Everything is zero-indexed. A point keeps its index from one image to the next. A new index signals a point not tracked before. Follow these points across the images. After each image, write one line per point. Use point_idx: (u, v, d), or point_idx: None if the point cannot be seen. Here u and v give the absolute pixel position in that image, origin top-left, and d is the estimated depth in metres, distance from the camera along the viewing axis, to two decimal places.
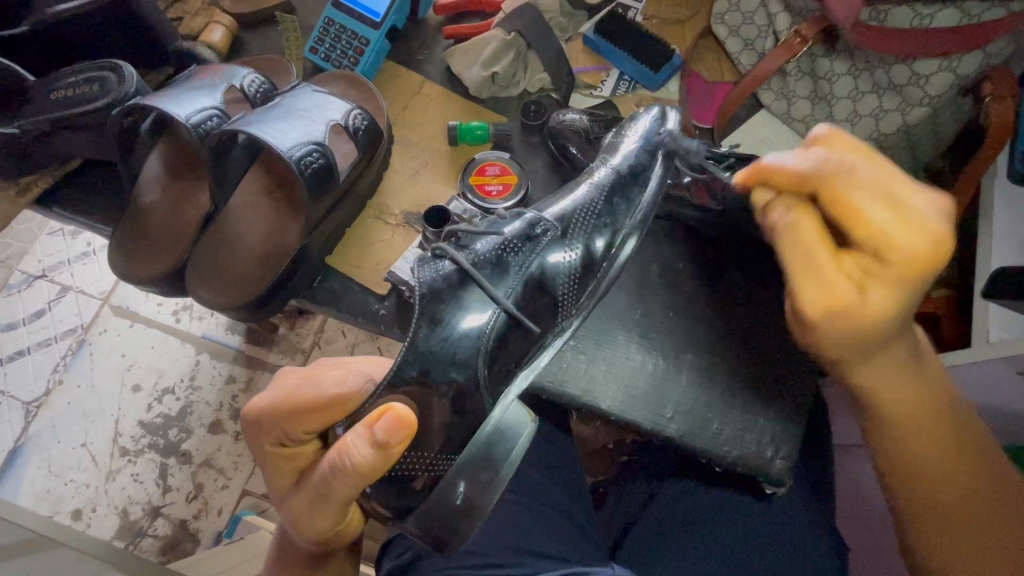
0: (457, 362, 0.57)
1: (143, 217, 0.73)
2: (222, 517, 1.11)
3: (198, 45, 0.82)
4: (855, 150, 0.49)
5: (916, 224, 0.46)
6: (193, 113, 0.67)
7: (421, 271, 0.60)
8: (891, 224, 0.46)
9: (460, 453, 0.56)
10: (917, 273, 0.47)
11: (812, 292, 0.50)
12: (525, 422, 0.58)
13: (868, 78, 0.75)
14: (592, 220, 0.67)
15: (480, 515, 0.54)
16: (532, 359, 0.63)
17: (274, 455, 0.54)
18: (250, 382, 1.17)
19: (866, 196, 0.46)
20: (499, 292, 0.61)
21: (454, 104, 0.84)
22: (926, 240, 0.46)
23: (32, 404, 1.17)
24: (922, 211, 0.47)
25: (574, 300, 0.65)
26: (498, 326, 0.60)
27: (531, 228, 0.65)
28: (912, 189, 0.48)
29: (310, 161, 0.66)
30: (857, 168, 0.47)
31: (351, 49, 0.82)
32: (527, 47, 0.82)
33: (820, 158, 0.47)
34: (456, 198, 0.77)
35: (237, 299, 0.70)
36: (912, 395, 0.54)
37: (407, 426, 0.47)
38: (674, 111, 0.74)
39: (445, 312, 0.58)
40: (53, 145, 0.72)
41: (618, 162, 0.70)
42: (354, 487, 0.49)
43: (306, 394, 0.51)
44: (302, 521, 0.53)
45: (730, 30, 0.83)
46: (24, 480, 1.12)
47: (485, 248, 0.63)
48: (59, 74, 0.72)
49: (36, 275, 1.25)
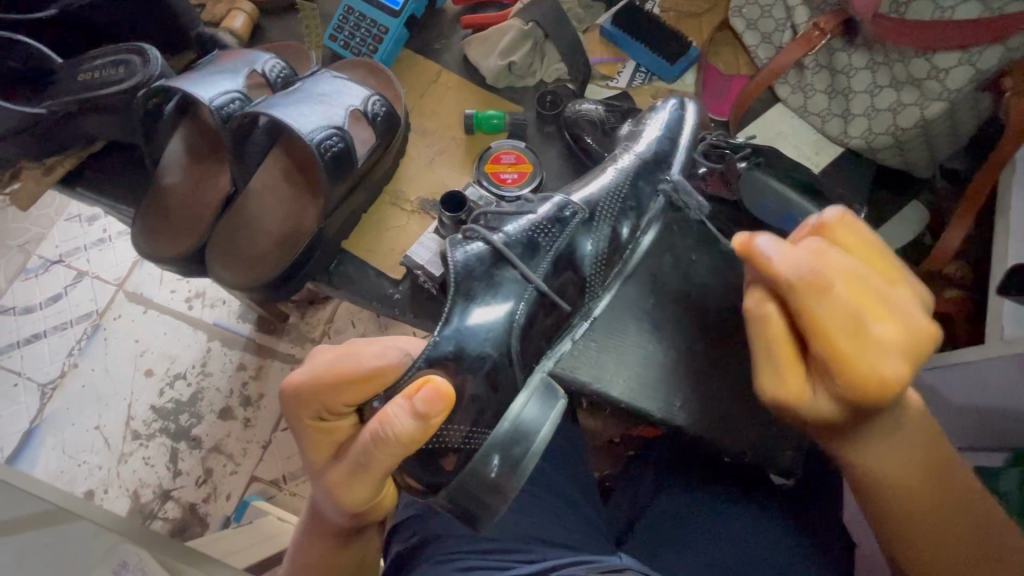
0: (489, 338, 0.60)
1: (165, 198, 0.74)
2: (230, 502, 1.12)
3: (220, 32, 0.83)
4: (854, 265, 0.47)
5: (877, 358, 0.45)
6: (217, 96, 0.68)
7: (455, 252, 0.63)
8: (850, 350, 0.45)
9: (493, 429, 0.57)
10: (858, 399, 0.45)
11: (766, 374, 0.50)
12: (556, 395, 0.60)
13: (886, 72, 0.75)
14: (618, 205, 0.72)
15: (508, 493, 0.55)
16: (558, 344, 0.68)
17: (312, 428, 0.54)
18: (260, 370, 1.19)
19: (836, 313, 0.45)
20: (530, 271, 0.65)
21: (471, 93, 0.84)
22: (882, 376, 0.44)
23: (47, 386, 1.19)
24: (890, 347, 0.45)
25: (602, 280, 0.71)
26: (529, 302, 0.64)
27: (561, 211, 0.69)
28: (894, 316, 0.46)
29: (330, 145, 0.67)
30: (838, 289, 0.46)
31: (370, 38, 0.83)
32: (544, 38, 0.82)
33: (806, 270, 0.46)
34: (473, 185, 0.76)
35: (257, 280, 0.71)
36: (916, 464, 0.49)
37: (445, 399, 0.49)
38: (693, 103, 0.78)
39: (477, 291, 0.62)
40: (76, 127, 0.73)
41: (642, 149, 0.74)
42: (395, 457, 0.50)
43: (343, 370, 0.51)
44: (339, 493, 0.53)
45: (748, 23, 0.83)
46: (38, 460, 1.15)
47: (514, 231, 0.67)
48: (90, 59, 0.74)
49: (53, 260, 1.28)
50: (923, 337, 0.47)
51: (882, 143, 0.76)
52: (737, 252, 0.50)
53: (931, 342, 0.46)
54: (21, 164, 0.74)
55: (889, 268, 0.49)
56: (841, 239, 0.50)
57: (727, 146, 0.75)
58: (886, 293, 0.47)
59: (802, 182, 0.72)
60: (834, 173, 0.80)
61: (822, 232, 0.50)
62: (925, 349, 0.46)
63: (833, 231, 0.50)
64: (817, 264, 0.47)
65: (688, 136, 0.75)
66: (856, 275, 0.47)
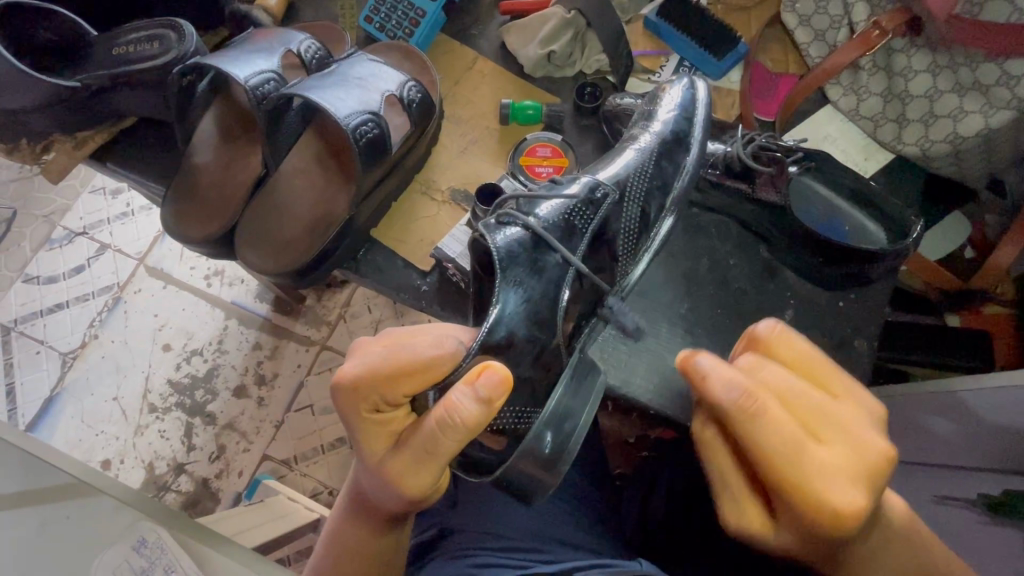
0: (529, 323, 0.56)
1: (195, 176, 0.73)
2: (242, 479, 1.13)
3: (254, 8, 0.81)
4: (788, 382, 0.45)
5: (822, 485, 0.41)
6: (252, 76, 0.67)
7: (495, 236, 0.58)
8: (795, 477, 0.42)
9: (544, 406, 0.57)
10: (816, 529, 0.43)
11: (725, 501, 0.49)
12: (595, 371, 0.61)
13: (950, 76, 0.71)
14: (646, 183, 0.67)
15: (562, 468, 0.55)
16: (595, 327, 0.65)
17: (368, 421, 0.52)
18: (275, 350, 1.19)
19: (777, 437, 0.42)
20: (569, 253, 0.62)
21: (507, 82, 0.82)
22: (832, 502, 0.41)
23: (68, 355, 1.20)
24: (837, 469, 0.42)
25: (633, 255, 0.66)
26: (570, 285, 0.61)
27: (591, 192, 0.64)
28: (837, 435, 0.44)
29: (365, 131, 0.65)
30: (771, 412, 0.42)
31: (407, 20, 0.81)
32: (586, 27, 0.80)
33: (737, 391, 0.43)
34: (508, 178, 0.74)
35: (287, 263, 0.70)
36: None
37: (505, 383, 0.47)
38: (702, 80, 0.74)
39: (521, 276, 0.58)
40: (109, 102, 0.72)
41: (661, 128, 0.69)
42: (460, 442, 0.48)
43: (399, 360, 0.49)
44: (402, 483, 0.51)
45: (801, 19, 0.80)
46: (58, 427, 1.16)
47: (549, 214, 0.63)
48: (124, 32, 0.73)
49: (77, 231, 1.28)
50: (873, 455, 0.43)
51: (939, 151, 0.73)
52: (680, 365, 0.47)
53: (886, 463, 0.43)
54: (53, 136, 0.73)
55: (832, 381, 0.46)
56: (775, 353, 0.47)
57: (778, 147, 0.69)
58: (826, 410, 0.44)
59: (854, 186, 0.68)
60: (884, 182, 0.77)
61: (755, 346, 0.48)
62: (876, 466, 0.43)
63: (767, 346, 0.47)
64: (746, 383, 0.43)
65: (702, 114, 0.71)
66: (789, 395, 0.44)
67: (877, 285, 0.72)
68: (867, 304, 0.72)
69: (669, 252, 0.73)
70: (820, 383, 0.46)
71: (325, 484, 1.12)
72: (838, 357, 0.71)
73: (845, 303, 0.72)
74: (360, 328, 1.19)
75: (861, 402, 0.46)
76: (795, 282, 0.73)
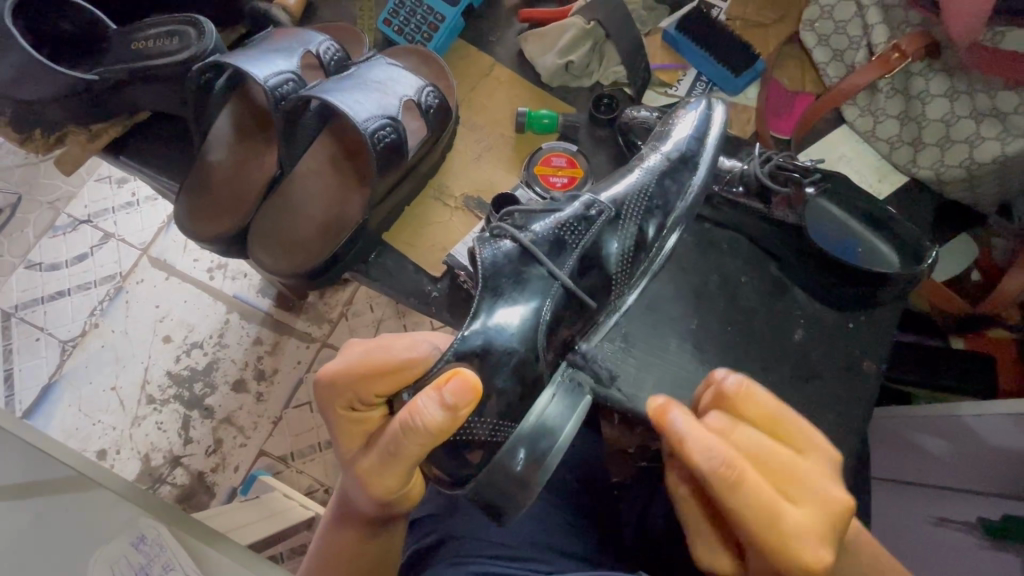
0: (519, 336, 0.57)
1: (206, 173, 0.73)
2: (238, 475, 1.13)
3: (273, 6, 0.81)
4: (761, 445, 0.43)
5: (797, 549, 0.40)
6: (271, 76, 0.67)
7: (483, 249, 0.59)
8: (769, 541, 0.40)
9: (521, 422, 0.56)
10: None
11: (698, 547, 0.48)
12: (582, 393, 0.61)
13: (967, 102, 0.71)
14: (644, 204, 0.67)
15: (534, 487, 0.53)
16: (586, 341, 0.66)
17: (345, 418, 0.53)
18: (275, 346, 1.19)
19: (750, 502, 0.41)
20: (558, 269, 0.62)
21: (523, 90, 0.82)
22: (803, 565, 0.40)
23: (68, 343, 1.20)
24: (810, 531, 0.41)
25: (627, 278, 0.67)
26: (555, 300, 0.61)
27: (587, 209, 0.65)
28: (807, 495, 0.42)
29: (382, 135, 0.65)
30: (744, 483, 0.41)
31: (425, 25, 0.81)
32: (605, 37, 0.79)
33: (710, 458, 0.41)
34: (523, 188, 0.76)
35: (289, 264, 0.70)
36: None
37: (473, 391, 0.47)
38: (721, 104, 0.73)
39: (507, 287, 0.59)
40: (125, 96, 0.72)
41: (670, 149, 0.69)
42: (423, 447, 0.48)
43: (372, 360, 0.50)
44: (369, 480, 0.52)
45: (819, 39, 0.80)
46: (54, 416, 1.16)
47: (543, 229, 0.63)
48: (142, 27, 0.73)
49: (81, 219, 1.28)
50: (841, 511, 0.42)
51: (952, 176, 0.73)
52: (652, 419, 0.45)
53: (849, 513, 0.42)
54: (68, 127, 0.73)
55: (799, 437, 0.44)
56: (743, 409, 0.44)
57: (794, 167, 0.69)
58: (794, 468, 0.42)
59: (867, 211, 0.69)
60: (895, 205, 0.77)
61: (721, 399, 0.45)
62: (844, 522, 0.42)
63: (734, 402, 0.45)
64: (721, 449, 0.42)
65: (716, 138, 0.70)
66: (760, 457, 0.42)
67: (886, 308, 0.71)
68: (875, 325, 0.72)
69: (679, 266, 0.73)
70: (786, 439, 0.44)
71: (320, 482, 1.12)
72: (845, 378, 0.71)
73: (853, 325, 0.72)
74: (360, 326, 1.19)
75: (826, 455, 0.44)
76: (804, 300, 0.73)
